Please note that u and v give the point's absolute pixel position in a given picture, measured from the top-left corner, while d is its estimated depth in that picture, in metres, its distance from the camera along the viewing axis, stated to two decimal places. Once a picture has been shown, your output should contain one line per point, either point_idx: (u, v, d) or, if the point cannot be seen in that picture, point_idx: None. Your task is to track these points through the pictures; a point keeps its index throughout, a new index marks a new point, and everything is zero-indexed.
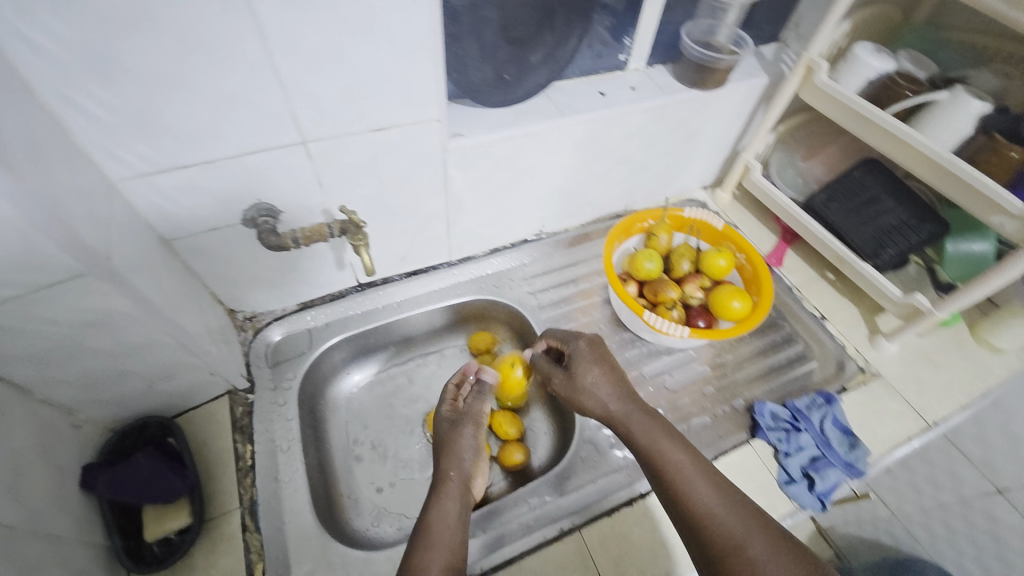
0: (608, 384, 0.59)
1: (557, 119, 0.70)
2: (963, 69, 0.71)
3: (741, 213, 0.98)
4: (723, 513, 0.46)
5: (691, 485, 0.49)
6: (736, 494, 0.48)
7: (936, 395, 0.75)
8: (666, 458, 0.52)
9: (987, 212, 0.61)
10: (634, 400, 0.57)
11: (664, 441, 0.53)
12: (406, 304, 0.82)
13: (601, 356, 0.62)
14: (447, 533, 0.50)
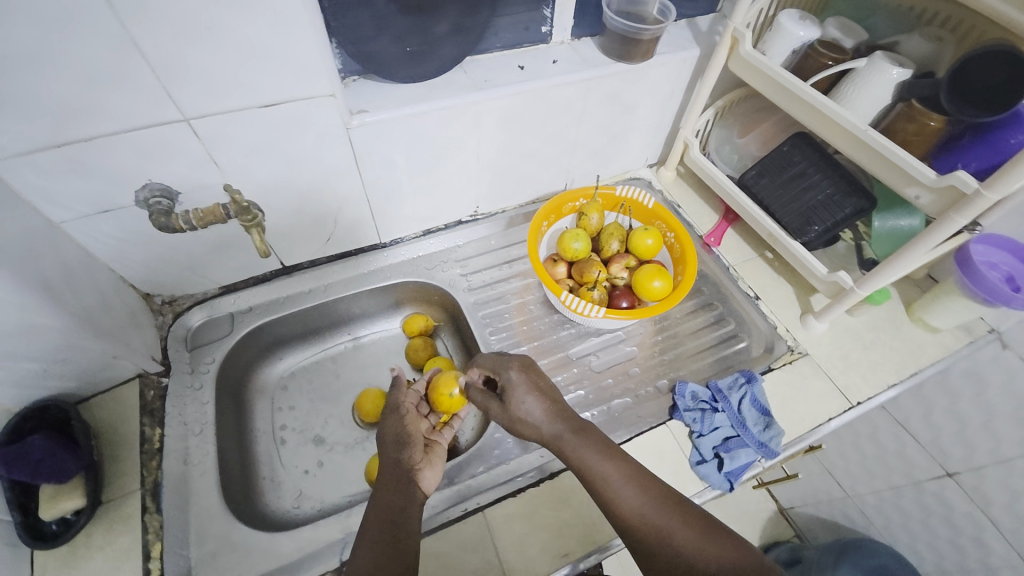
0: (539, 406, 0.58)
1: (472, 93, 0.69)
2: (895, 36, 0.68)
3: (684, 192, 0.97)
4: (651, 515, 0.49)
5: (620, 493, 0.51)
6: (663, 495, 0.51)
7: (863, 375, 0.74)
8: (596, 473, 0.52)
9: (904, 184, 0.59)
10: (566, 419, 0.57)
11: (593, 457, 0.53)
12: (333, 287, 0.81)
13: (531, 378, 0.60)
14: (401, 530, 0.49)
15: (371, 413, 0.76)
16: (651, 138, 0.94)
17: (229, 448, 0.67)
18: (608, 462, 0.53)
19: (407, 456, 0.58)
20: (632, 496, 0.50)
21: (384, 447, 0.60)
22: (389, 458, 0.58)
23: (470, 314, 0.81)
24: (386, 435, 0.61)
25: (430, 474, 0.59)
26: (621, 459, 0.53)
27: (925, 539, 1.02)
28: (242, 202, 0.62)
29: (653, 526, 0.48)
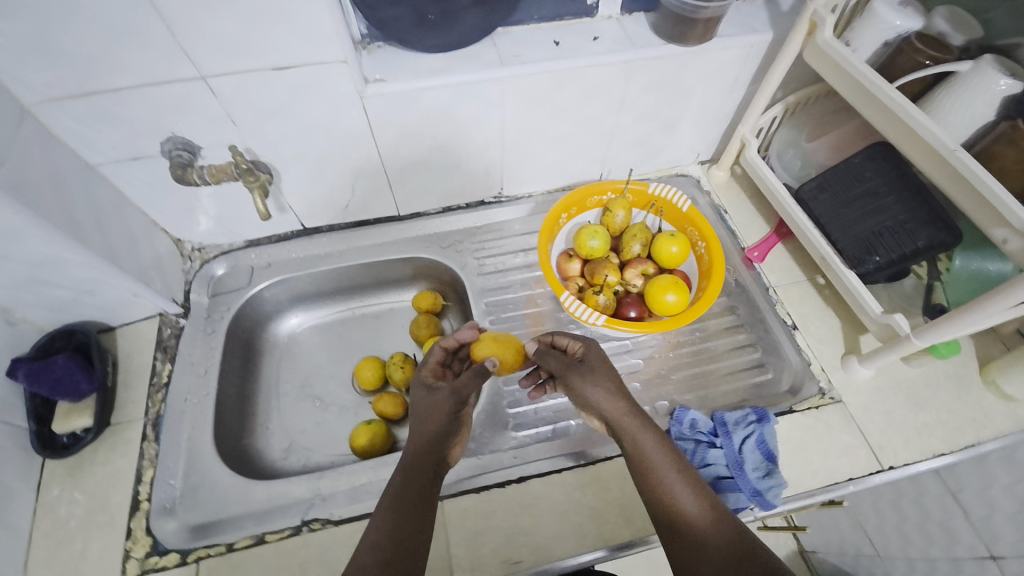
0: (615, 390, 0.56)
1: (497, 68, 0.64)
2: (1011, 37, 0.57)
3: (735, 196, 0.86)
4: (706, 521, 0.48)
5: (678, 494, 0.50)
6: (718, 505, 0.50)
7: (903, 435, 0.64)
8: (658, 469, 0.51)
9: (990, 223, 0.48)
10: (636, 409, 0.55)
11: (660, 453, 0.52)
12: (348, 253, 0.82)
13: (608, 366, 0.59)
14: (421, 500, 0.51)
15: (366, 380, 0.78)
16: (704, 132, 0.84)
17: (229, 392, 0.72)
18: (671, 463, 0.52)
19: (446, 439, 0.55)
20: (690, 498, 0.50)
21: (425, 419, 0.56)
22: (426, 435, 0.55)
23: (474, 300, 0.78)
24: (421, 406, 0.58)
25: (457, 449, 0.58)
26: (683, 463, 0.53)
27: None
28: (244, 163, 0.63)
29: (705, 529, 0.48)
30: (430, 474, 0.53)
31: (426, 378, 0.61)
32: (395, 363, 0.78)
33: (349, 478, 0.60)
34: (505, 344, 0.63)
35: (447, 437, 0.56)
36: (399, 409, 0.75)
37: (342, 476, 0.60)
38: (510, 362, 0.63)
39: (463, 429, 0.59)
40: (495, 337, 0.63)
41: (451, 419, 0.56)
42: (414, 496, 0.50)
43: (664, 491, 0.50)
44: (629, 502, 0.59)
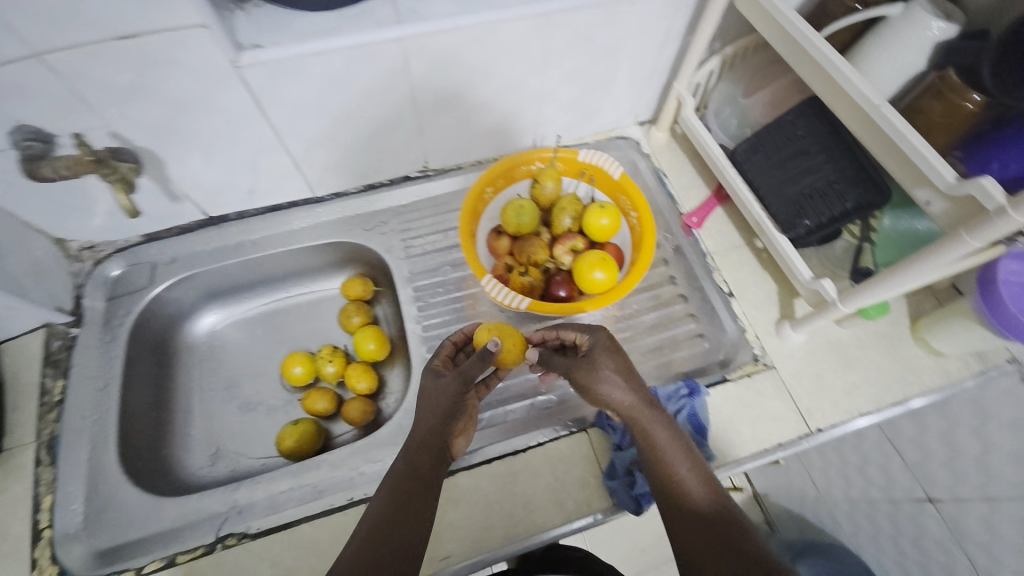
0: (628, 381, 0.52)
1: (393, 27, 0.57)
2: None
3: (676, 158, 0.82)
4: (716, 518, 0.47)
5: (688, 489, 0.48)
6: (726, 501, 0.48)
7: (831, 397, 0.64)
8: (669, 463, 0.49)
9: (912, 183, 0.46)
10: (650, 403, 0.51)
11: (672, 448, 0.49)
12: (261, 242, 0.75)
13: (619, 354, 0.54)
14: (418, 497, 0.48)
15: (294, 377, 0.73)
16: (642, 90, 0.78)
17: (140, 403, 0.67)
18: (683, 458, 0.50)
19: (448, 430, 0.52)
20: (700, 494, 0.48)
21: (428, 414, 0.52)
22: (427, 430, 0.51)
23: (402, 286, 0.74)
24: (426, 400, 0.53)
25: (461, 442, 0.54)
26: (693, 457, 0.50)
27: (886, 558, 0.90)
28: (89, 156, 0.55)
29: (715, 526, 0.46)
30: (430, 469, 0.50)
31: (434, 364, 0.57)
32: (324, 356, 0.73)
33: (267, 485, 0.59)
34: (504, 333, 0.58)
35: (449, 428, 0.52)
36: (331, 405, 0.72)
37: (260, 485, 0.59)
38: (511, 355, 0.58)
39: (469, 419, 0.55)
40: (496, 326, 0.59)
41: (454, 408, 0.53)
42: (411, 488, 0.49)
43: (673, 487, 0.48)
44: (559, 486, 0.59)
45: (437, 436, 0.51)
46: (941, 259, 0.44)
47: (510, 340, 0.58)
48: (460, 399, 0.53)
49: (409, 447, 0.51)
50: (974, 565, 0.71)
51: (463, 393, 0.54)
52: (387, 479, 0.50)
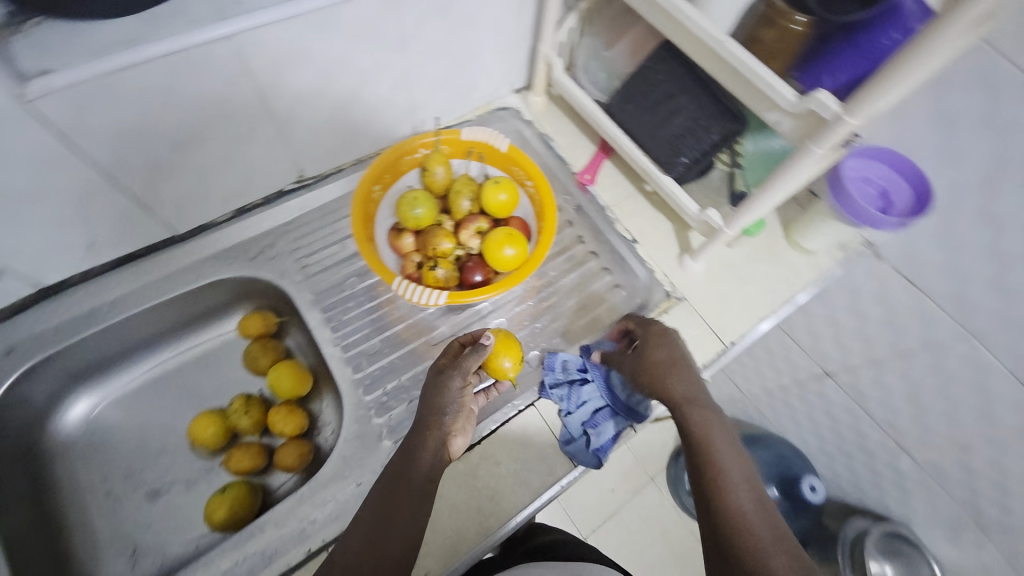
0: (678, 370, 0.56)
1: (217, 23, 0.48)
2: None
3: (557, 120, 0.83)
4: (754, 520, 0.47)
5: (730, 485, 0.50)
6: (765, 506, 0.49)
7: (737, 312, 0.71)
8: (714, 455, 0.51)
9: (763, 107, 0.50)
10: (699, 393, 0.55)
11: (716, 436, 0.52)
12: (122, 301, 0.63)
13: (671, 343, 0.58)
14: (416, 488, 0.49)
15: (207, 441, 0.64)
16: (510, 56, 0.77)
17: (17, 529, 0.55)
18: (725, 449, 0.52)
19: (447, 429, 0.52)
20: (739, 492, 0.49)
21: (432, 410, 0.52)
22: (430, 424, 0.52)
23: (309, 310, 0.68)
24: (428, 392, 0.53)
25: (460, 440, 0.54)
26: (737, 454, 0.53)
27: (810, 427, 1.14)
28: None
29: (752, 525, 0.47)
30: (430, 466, 0.50)
31: (437, 360, 0.56)
32: (237, 410, 0.66)
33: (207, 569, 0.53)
34: (499, 337, 0.57)
35: (444, 428, 0.52)
36: (260, 458, 0.65)
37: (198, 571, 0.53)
38: (501, 368, 0.57)
39: (468, 419, 0.55)
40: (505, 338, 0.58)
41: (449, 406, 0.52)
42: (408, 484, 0.49)
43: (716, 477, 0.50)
44: (520, 466, 0.59)
45: (435, 431, 0.51)
46: (795, 173, 0.51)
47: (501, 347, 0.57)
48: (460, 398, 0.53)
49: (408, 444, 0.51)
50: (873, 417, 0.97)
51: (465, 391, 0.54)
52: (387, 472, 0.51)
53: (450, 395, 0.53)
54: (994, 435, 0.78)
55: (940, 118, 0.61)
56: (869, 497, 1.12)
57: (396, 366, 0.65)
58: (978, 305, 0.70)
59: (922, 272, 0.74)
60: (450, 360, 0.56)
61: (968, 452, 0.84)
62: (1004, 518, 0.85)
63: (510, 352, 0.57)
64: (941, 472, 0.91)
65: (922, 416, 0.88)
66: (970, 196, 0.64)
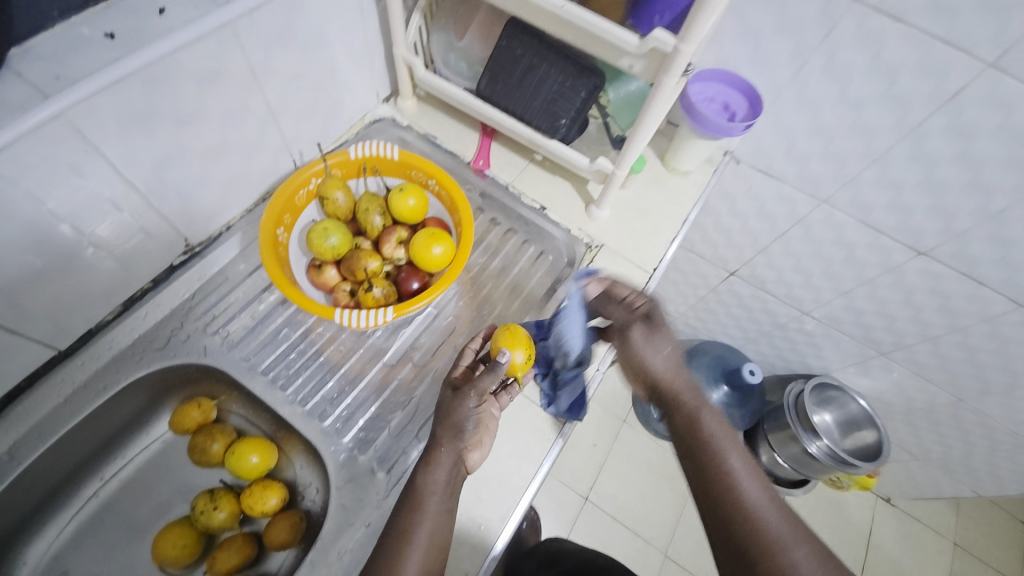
0: (673, 360, 0.59)
1: (41, 104, 0.43)
2: None
3: (434, 118, 0.84)
4: (772, 519, 0.48)
5: (742, 480, 0.51)
6: (784, 507, 0.50)
7: (649, 242, 0.79)
8: (724, 450, 0.53)
9: (617, 56, 0.56)
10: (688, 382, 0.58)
11: (723, 432, 0.54)
12: (21, 446, 0.54)
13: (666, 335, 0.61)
14: (433, 501, 0.51)
15: (181, 556, 0.58)
16: (369, 68, 0.76)
17: None
18: (731, 446, 0.53)
19: (461, 446, 0.54)
20: (753, 490, 0.50)
21: (444, 425, 0.54)
22: (445, 437, 0.54)
23: (250, 379, 0.63)
24: (440, 407, 0.56)
25: (477, 454, 0.56)
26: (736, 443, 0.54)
27: (734, 323, 1.31)
28: None
29: (759, 515, 0.49)
30: (447, 480, 0.53)
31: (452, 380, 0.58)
32: (204, 508, 0.60)
33: None
34: (508, 341, 0.59)
35: (459, 443, 0.54)
36: (250, 547, 0.60)
37: None
38: (519, 365, 0.59)
39: (484, 434, 0.56)
40: (511, 335, 0.60)
41: (463, 422, 0.54)
42: (427, 497, 0.51)
43: (726, 471, 0.51)
44: (514, 443, 0.63)
45: (448, 447, 0.53)
46: (656, 113, 0.58)
47: (512, 347, 0.59)
48: (472, 413, 0.55)
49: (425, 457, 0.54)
50: (776, 295, 1.13)
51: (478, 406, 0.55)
52: (407, 489, 0.53)
53: (460, 411, 0.54)
54: (864, 276, 0.96)
55: (748, 33, 0.74)
56: (794, 362, 1.32)
57: (361, 400, 0.64)
58: (820, 178, 0.85)
59: (774, 164, 0.88)
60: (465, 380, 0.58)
61: (849, 297, 1.03)
62: (891, 339, 1.05)
63: (522, 346, 0.59)
64: (839, 321, 1.10)
65: (812, 280, 1.05)
66: (787, 91, 0.77)
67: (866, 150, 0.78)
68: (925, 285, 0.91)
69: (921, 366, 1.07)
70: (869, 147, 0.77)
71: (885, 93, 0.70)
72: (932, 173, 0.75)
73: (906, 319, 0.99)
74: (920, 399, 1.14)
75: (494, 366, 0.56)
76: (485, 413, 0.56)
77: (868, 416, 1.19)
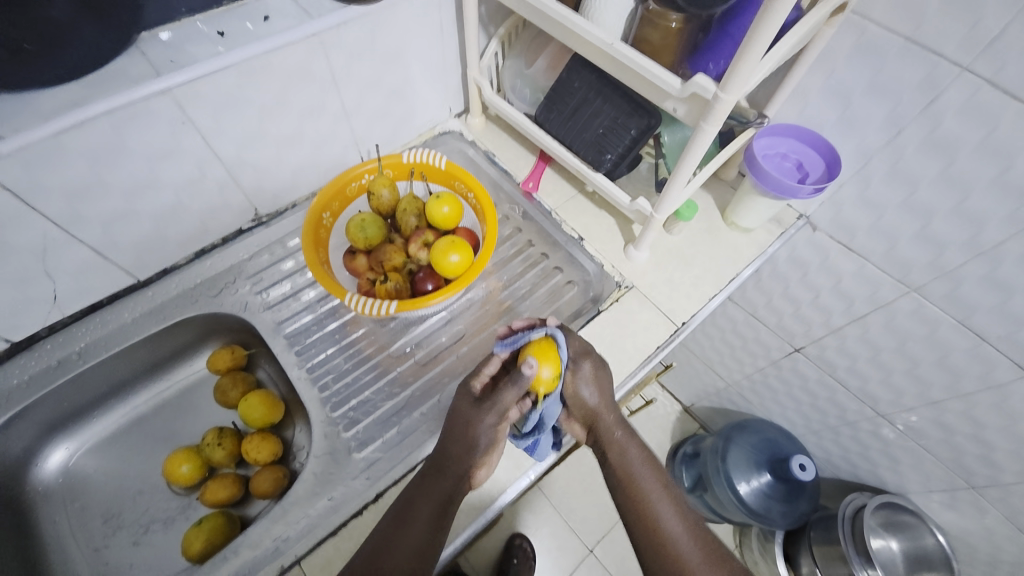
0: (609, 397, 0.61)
1: (155, 80, 0.53)
2: None
3: (497, 136, 0.88)
4: (685, 539, 0.56)
5: (660, 513, 0.57)
6: (700, 532, 0.57)
7: (685, 293, 0.74)
8: (643, 483, 0.59)
9: (661, 98, 0.54)
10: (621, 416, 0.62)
11: (646, 467, 0.59)
12: (90, 349, 0.66)
13: (605, 371, 0.62)
14: (424, 520, 0.52)
15: (184, 478, 0.67)
16: (445, 85, 0.83)
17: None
18: (654, 478, 0.59)
19: (470, 465, 0.56)
20: (669, 517, 0.57)
21: (459, 436, 0.56)
22: (456, 451, 0.55)
23: (273, 338, 0.70)
24: (459, 418, 0.56)
25: (483, 472, 0.58)
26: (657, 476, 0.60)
27: (794, 406, 1.16)
28: None
29: (678, 548, 0.55)
30: (449, 496, 0.54)
31: (471, 390, 0.59)
32: (210, 443, 0.67)
33: None
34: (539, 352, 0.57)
35: (472, 456, 0.56)
36: (238, 487, 0.66)
37: None
38: (544, 379, 0.56)
39: (492, 454, 0.58)
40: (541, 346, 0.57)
41: (477, 438, 0.56)
42: (420, 510, 0.53)
43: (647, 509, 0.57)
44: None
45: (457, 465, 0.55)
46: (689, 168, 0.57)
47: (541, 360, 0.56)
48: (489, 432, 0.56)
49: (432, 472, 0.56)
50: (848, 387, 0.98)
51: (496, 422, 0.56)
52: (403, 495, 0.55)
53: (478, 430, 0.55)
54: (957, 388, 0.80)
55: (838, 90, 0.68)
56: (862, 470, 1.13)
57: (359, 383, 0.67)
58: (911, 263, 0.73)
59: (856, 238, 0.78)
60: (487, 396, 0.57)
61: (937, 410, 0.86)
62: (984, 472, 0.87)
63: (552, 364, 0.57)
64: (923, 437, 0.92)
65: (891, 381, 0.89)
66: (877, 158, 0.69)
67: (969, 240, 0.65)
68: None
69: (1020, 515, 0.86)
70: (973, 237, 0.65)
71: (998, 177, 0.59)
72: None
73: (1009, 452, 0.80)
74: (1017, 556, 0.92)
75: (517, 378, 0.55)
76: (497, 430, 0.57)
77: (945, 557, 0.97)
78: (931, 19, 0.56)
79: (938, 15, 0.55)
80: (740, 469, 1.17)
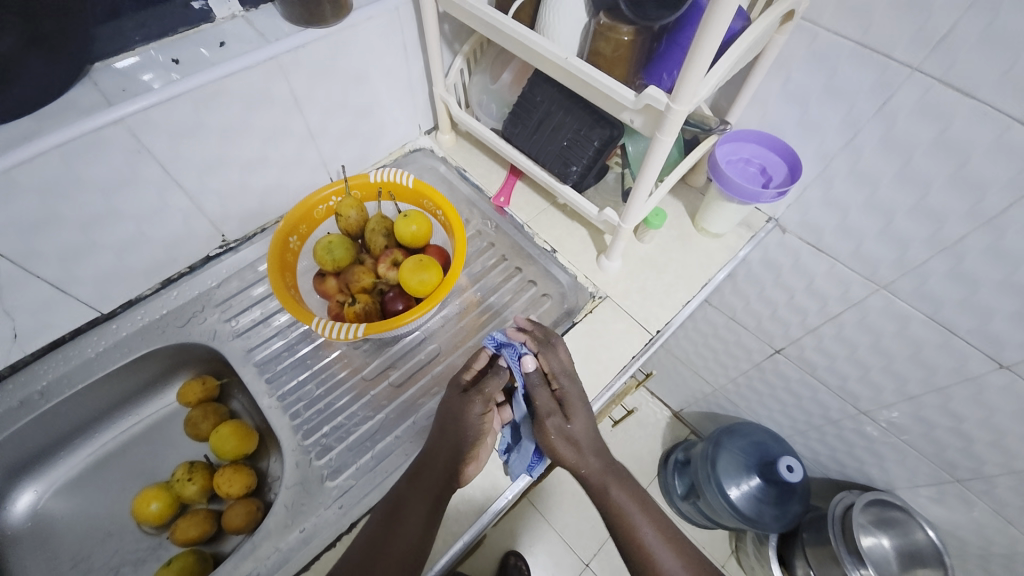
0: (585, 446, 0.57)
1: (107, 110, 0.53)
2: None
3: (468, 152, 0.88)
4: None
5: (657, 553, 0.56)
6: (697, 562, 0.56)
7: (658, 301, 0.75)
8: (636, 525, 0.57)
9: (618, 109, 0.55)
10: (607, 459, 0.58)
11: (634, 507, 0.57)
12: (53, 387, 0.65)
13: (580, 414, 0.58)
14: (412, 524, 0.51)
15: (154, 515, 0.65)
16: (412, 103, 0.83)
17: None
18: (642, 514, 0.58)
19: (459, 460, 0.55)
20: (666, 555, 0.56)
21: (449, 428, 0.56)
22: (444, 443, 0.55)
23: (242, 366, 0.69)
24: (446, 410, 0.57)
25: (473, 467, 0.57)
26: (649, 511, 0.58)
27: (779, 407, 1.16)
28: None
29: None
30: (438, 491, 0.53)
31: (460, 381, 0.60)
32: (181, 478, 0.65)
33: None
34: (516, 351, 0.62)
35: (460, 458, 0.55)
36: (210, 523, 0.64)
37: None
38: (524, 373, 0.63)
39: (481, 448, 0.58)
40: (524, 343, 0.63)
41: (467, 429, 0.55)
42: (405, 511, 0.52)
43: (643, 551, 0.56)
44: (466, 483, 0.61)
45: (448, 457, 0.54)
46: (652, 178, 0.57)
47: None
48: (478, 422, 0.56)
49: (419, 467, 0.55)
50: (829, 385, 0.99)
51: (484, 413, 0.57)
52: (388, 497, 0.54)
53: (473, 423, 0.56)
54: (933, 382, 0.81)
55: (796, 95, 0.69)
56: (850, 468, 1.13)
57: (333, 407, 0.66)
58: (878, 260, 0.74)
59: (824, 238, 0.79)
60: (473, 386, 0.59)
61: (917, 405, 0.86)
62: (967, 464, 0.87)
63: None
64: (905, 431, 0.92)
65: (869, 377, 0.90)
66: (838, 159, 0.70)
67: (932, 236, 0.66)
68: (1009, 405, 0.74)
69: (1005, 506, 0.86)
70: (935, 233, 0.66)
71: (953, 174, 0.60)
72: (1018, 273, 0.62)
73: (989, 444, 0.81)
74: (1005, 547, 0.92)
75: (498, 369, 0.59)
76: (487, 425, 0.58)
77: (936, 552, 0.97)
78: (878, 23, 0.57)
79: (882, 19, 0.56)
80: (731, 473, 1.16)
